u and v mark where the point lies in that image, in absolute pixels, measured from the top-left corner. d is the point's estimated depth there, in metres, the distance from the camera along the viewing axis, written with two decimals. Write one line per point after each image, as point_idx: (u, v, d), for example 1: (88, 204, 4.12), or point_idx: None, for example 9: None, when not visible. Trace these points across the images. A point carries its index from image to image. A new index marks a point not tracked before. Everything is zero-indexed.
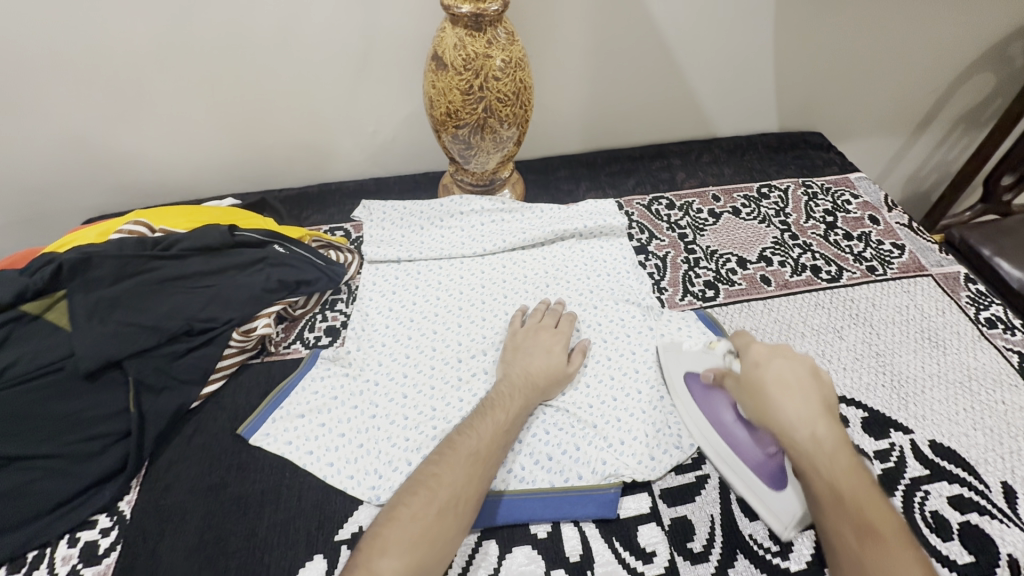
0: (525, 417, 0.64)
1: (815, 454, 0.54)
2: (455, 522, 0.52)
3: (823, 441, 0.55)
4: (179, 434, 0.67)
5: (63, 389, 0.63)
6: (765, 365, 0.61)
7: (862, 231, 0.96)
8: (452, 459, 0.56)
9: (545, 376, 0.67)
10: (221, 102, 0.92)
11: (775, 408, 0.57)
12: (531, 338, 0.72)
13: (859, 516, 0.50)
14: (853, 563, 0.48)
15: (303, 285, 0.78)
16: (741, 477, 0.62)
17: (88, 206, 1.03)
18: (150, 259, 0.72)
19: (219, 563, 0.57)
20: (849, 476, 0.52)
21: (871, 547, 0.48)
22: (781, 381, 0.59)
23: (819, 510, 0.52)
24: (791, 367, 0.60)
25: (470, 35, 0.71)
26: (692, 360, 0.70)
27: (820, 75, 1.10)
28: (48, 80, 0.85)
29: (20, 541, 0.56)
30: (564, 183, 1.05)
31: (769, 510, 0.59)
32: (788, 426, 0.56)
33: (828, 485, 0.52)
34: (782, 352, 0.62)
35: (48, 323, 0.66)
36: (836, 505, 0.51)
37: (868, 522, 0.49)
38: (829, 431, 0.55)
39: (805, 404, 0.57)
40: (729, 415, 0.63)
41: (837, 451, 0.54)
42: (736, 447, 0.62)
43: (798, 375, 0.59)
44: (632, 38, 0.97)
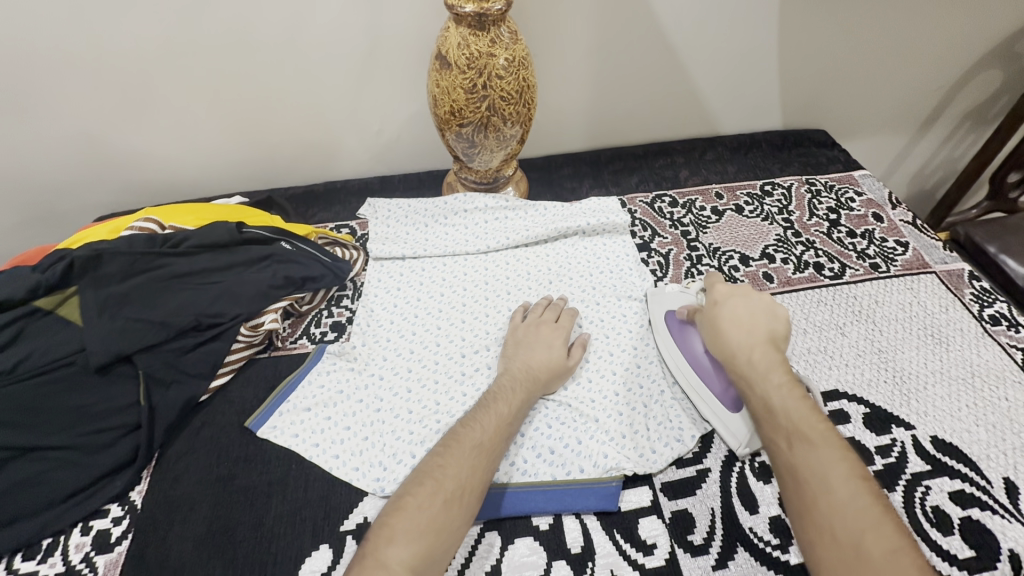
0: (526, 411, 0.65)
1: (753, 374, 0.60)
2: (460, 514, 0.53)
3: (759, 364, 0.61)
4: (188, 427, 0.68)
5: (76, 382, 0.64)
6: (720, 304, 0.69)
7: (866, 228, 0.96)
8: (457, 451, 0.57)
9: (546, 371, 0.68)
10: (229, 101, 0.93)
11: (723, 337, 0.65)
12: (532, 334, 0.72)
13: (787, 422, 0.55)
14: (786, 463, 0.53)
15: (309, 281, 0.79)
16: (706, 401, 0.67)
17: (99, 205, 1.05)
18: (159, 255, 0.73)
19: (227, 552, 0.58)
20: (783, 391, 0.57)
21: (799, 447, 0.52)
22: (732, 314, 0.67)
23: (759, 424, 0.58)
24: (743, 305, 0.68)
25: (474, 35, 0.72)
26: (670, 301, 0.78)
27: (824, 72, 1.10)
28: (61, 81, 0.87)
29: (34, 529, 0.58)
30: (567, 181, 1.06)
31: (729, 429, 0.65)
32: (732, 353, 0.63)
33: (763, 400, 0.58)
34: (741, 293, 0.69)
35: (61, 318, 0.67)
36: (771, 416, 0.56)
37: (795, 427, 0.54)
38: (766, 355, 0.62)
39: (748, 333, 0.64)
40: (699, 345, 0.70)
41: (772, 371, 0.60)
42: (705, 374, 0.68)
43: (747, 309, 0.67)
44: (636, 36, 0.98)
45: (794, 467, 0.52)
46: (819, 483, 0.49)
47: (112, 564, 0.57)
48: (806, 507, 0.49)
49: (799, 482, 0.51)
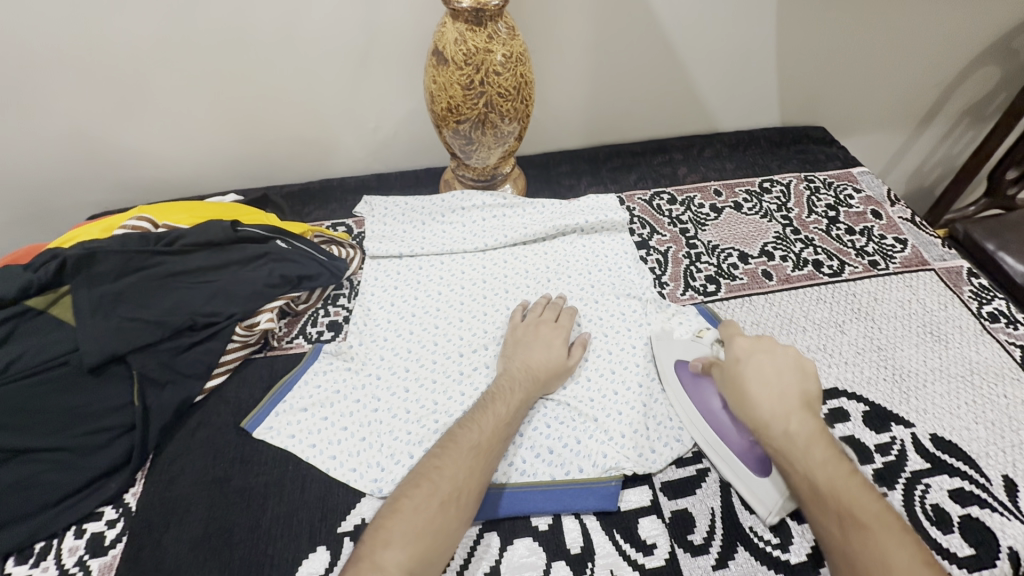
0: (524, 410, 0.64)
1: (792, 450, 0.55)
2: (457, 515, 0.52)
3: (797, 434, 0.56)
4: (183, 427, 0.67)
5: (69, 383, 0.63)
6: (743, 362, 0.63)
7: (864, 225, 0.96)
8: (454, 452, 0.56)
9: (545, 370, 0.68)
10: (223, 98, 0.92)
11: (751, 402, 0.59)
12: (530, 333, 0.72)
13: (838, 506, 0.51)
14: (842, 556, 0.49)
15: (305, 280, 0.78)
16: (727, 461, 0.63)
17: (92, 202, 1.03)
18: (153, 254, 0.72)
19: (223, 555, 0.57)
20: (829, 469, 0.53)
21: (856, 537, 0.49)
22: (758, 373, 0.61)
23: (803, 504, 0.54)
24: (769, 361, 0.62)
25: (471, 30, 0.71)
26: (682, 348, 0.72)
27: (824, 68, 1.09)
28: (52, 77, 0.85)
29: (27, 533, 0.57)
30: (565, 179, 1.05)
31: (756, 494, 0.60)
32: (764, 422, 0.58)
33: (805, 478, 0.54)
34: (762, 347, 0.64)
35: (53, 318, 0.66)
36: (817, 499, 0.52)
37: (847, 513, 0.50)
38: (803, 424, 0.57)
39: (778, 397, 0.59)
40: (716, 402, 0.65)
41: (812, 442, 0.55)
42: (724, 434, 0.63)
43: (773, 367, 0.61)
44: (634, 32, 0.97)
45: (854, 563, 0.48)
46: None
47: (106, 567, 0.56)
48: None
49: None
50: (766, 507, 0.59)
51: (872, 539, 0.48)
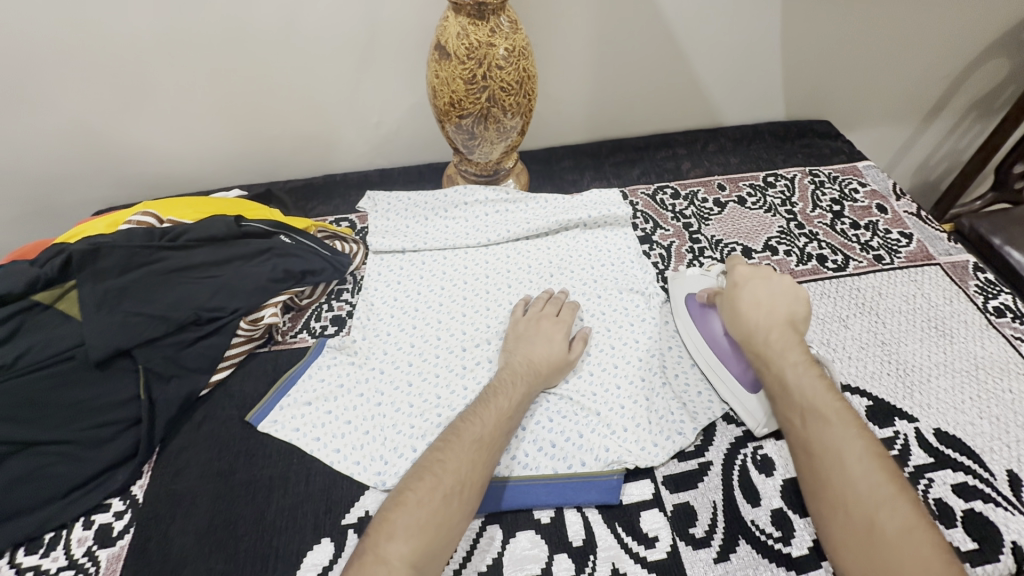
0: (526, 404, 0.65)
1: (771, 355, 0.63)
2: (459, 508, 0.52)
3: (776, 345, 0.64)
4: (188, 421, 0.68)
5: (75, 377, 0.64)
6: (739, 288, 0.70)
7: (869, 220, 0.96)
8: (457, 445, 0.57)
9: (547, 364, 0.68)
10: (226, 94, 0.92)
11: (742, 320, 0.67)
12: (532, 328, 0.72)
13: (801, 399, 0.59)
14: (800, 439, 0.58)
15: (309, 275, 0.79)
16: (725, 383, 0.68)
17: (97, 199, 1.04)
18: (158, 249, 0.73)
19: (229, 546, 0.58)
20: (799, 371, 0.61)
21: (812, 423, 0.57)
22: (753, 297, 0.68)
23: (773, 400, 0.62)
24: (764, 287, 0.69)
25: (473, 24, 0.71)
26: (690, 284, 0.77)
27: (829, 61, 1.08)
28: (56, 73, 0.86)
29: (36, 524, 0.58)
30: (568, 174, 1.05)
31: (747, 409, 0.66)
32: (752, 334, 0.65)
33: (778, 378, 0.62)
34: (761, 275, 0.71)
35: (60, 312, 0.67)
36: (785, 395, 0.60)
37: (808, 403, 0.58)
38: (783, 336, 0.65)
39: (765, 314, 0.66)
40: (719, 327, 0.71)
41: (789, 349, 0.63)
42: (723, 356, 0.69)
43: (764, 293, 0.69)
44: (637, 25, 0.96)
45: (807, 442, 0.57)
46: (832, 456, 0.54)
47: (114, 558, 0.57)
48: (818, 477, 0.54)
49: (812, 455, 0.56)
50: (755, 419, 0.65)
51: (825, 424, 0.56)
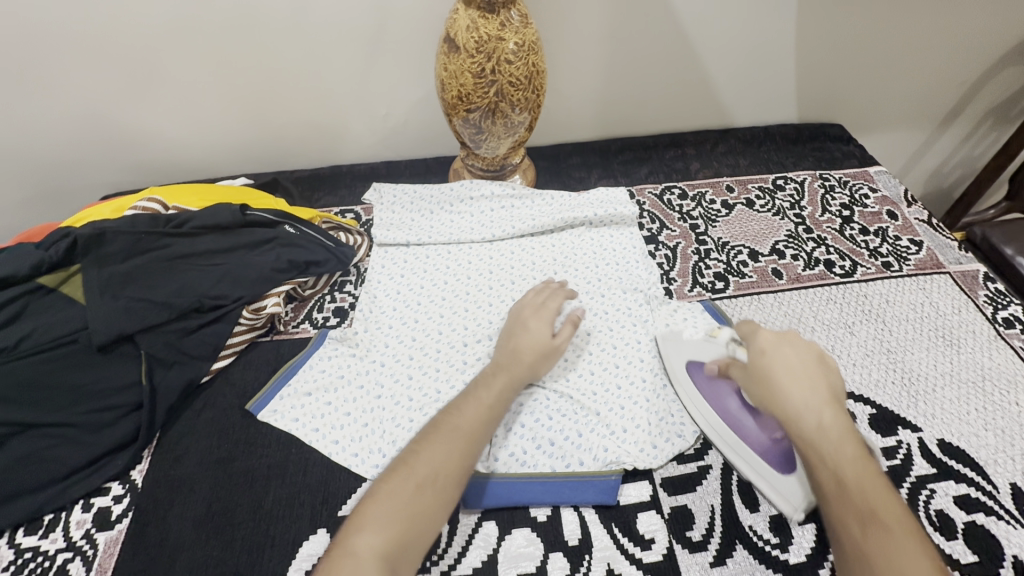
0: (509, 395, 0.63)
1: (824, 444, 0.52)
2: (433, 499, 0.52)
3: (831, 430, 0.53)
4: (189, 408, 0.68)
5: (78, 360, 0.64)
6: (770, 354, 0.59)
7: (879, 226, 0.94)
8: (435, 440, 0.56)
9: (530, 353, 0.66)
10: (234, 82, 0.92)
11: (779, 394, 0.56)
12: (516, 318, 0.71)
13: (865, 503, 0.48)
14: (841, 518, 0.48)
15: (312, 265, 0.79)
16: (750, 463, 0.62)
17: (106, 183, 1.04)
18: (162, 235, 0.73)
19: (226, 533, 0.58)
20: (858, 466, 0.50)
21: (875, 535, 0.46)
22: (788, 366, 0.58)
23: (823, 498, 0.51)
24: (799, 354, 0.59)
25: (483, 17, 0.70)
26: (693, 347, 0.69)
27: (843, 64, 1.07)
28: (66, 58, 0.86)
29: (36, 505, 0.58)
30: (576, 171, 1.04)
31: (781, 496, 0.59)
32: (791, 409, 0.55)
33: (833, 470, 0.50)
34: (789, 342, 0.60)
35: (63, 296, 0.67)
36: (840, 491, 0.49)
37: (872, 509, 0.47)
38: (836, 420, 0.54)
39: (812, 392, 0.55)
40: (734, 403, 0.63)
41: (845, 439, 0.52)
42: (745, 435, 0.62)
43: (805, 363, 0.58)
44: (648, 22, 0.95)
45: (869, 559, 0.45)
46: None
47: (112, 541, 0.58)
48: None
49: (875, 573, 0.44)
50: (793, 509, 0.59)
51: (892, 538, 0.45)
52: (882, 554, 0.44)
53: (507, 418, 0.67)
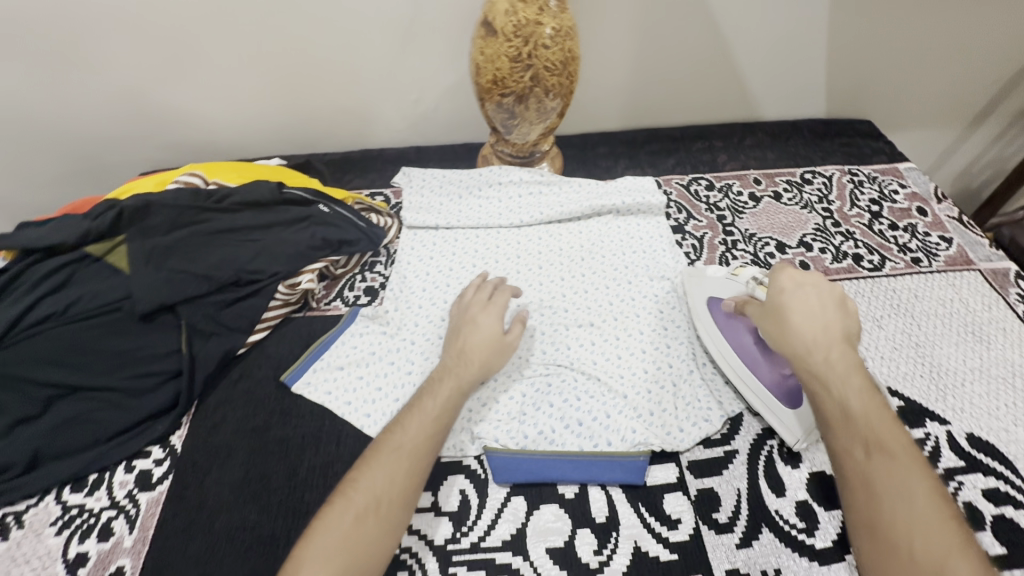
0: (457, 400, 0.61)
1: (832, 378, 0.54)
2: (377, 526, 0.51)
3: (839, 364, 0.55)
4: (226, 378, 0.70)
5: (122, 327, 0.66)
6: (787, 293, 0.61)
7: (909, 222, 0.94)
8: (376, 461, 0.54)
9: (481, 352, 0.65)
10: (271, 65, 0.93)
11: (792, 331, 0.58)
12: (465, 318, 0.69)
13: (867, 431, 0.50)
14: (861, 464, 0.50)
15: (345, 244, 0.80)
16: (756, 395, 0.66)
17: (142, 161, 1.07)
18: (203, 210, 0.75)
19: (263, 498, 0.60)
20: (863, 397, 0.52)
21: (878, 461, 0.49)
22: (805, 307, 0.59)
23: (826, 427, 0.54)
24: (819, 297, 0.60)
25: (522, 2, 0.71)
26: (716, 286, 0.72)
27: (876, 59, 1.06)
28: (110, 37, 0.88)
29: (82, 465, 0.61)
30: (603, 160, 1.04)
31: (784, 423, 0.63)
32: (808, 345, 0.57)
33: (839, 403, 0.53)
34: (808, 284, 0.61)
35: (109, 266, 0.69)
36: (847, 422, 0.52)
37: (876, 437, 0.50)
38: (845, 356, 0.56)
39: (824, 330, 0.57)
40: (749, 336, 0.66)
41: (852, 372, 0.54)
42: (755, 368, 0.65)
43: (819, 303, 0.59)
44: (682, 12, 0.95)
45: (871, 482, 0.48)
46: (898, 499, 0.46)
47: (154, 502, 0.60)
48: (885, 523, 0.46)
49: (877, 493, 0.47)
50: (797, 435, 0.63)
51: (893, 463, 0.48)
52: (882, 478, 0.48)
53: (535, 397, 0.68)
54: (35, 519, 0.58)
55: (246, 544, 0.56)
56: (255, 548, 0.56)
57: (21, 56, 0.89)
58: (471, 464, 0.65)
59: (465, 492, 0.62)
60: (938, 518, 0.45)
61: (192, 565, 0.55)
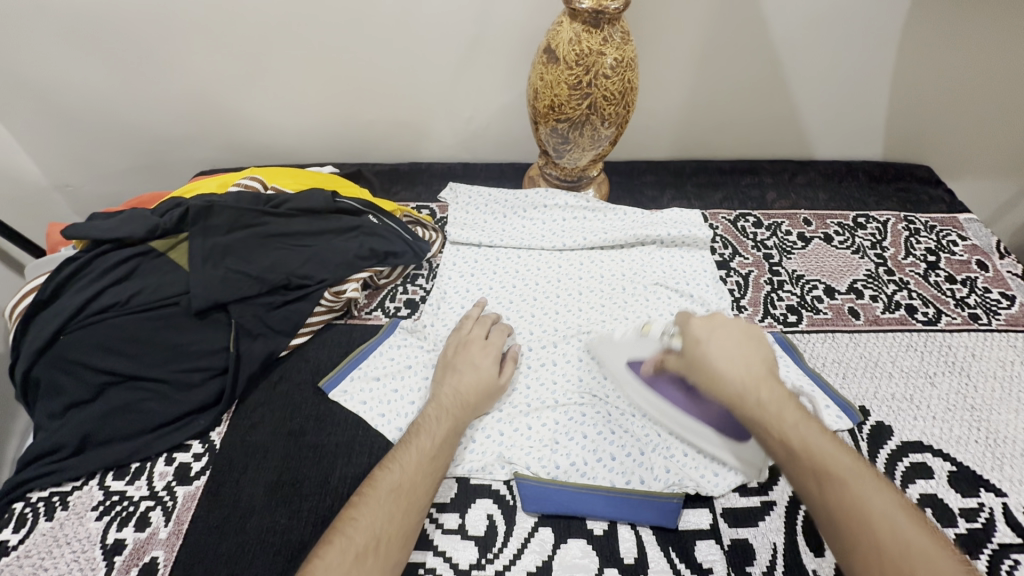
0: (454, 439, 0.62)
1: (769, 417, 0.53)
2: (377, 565, 0.49)
3: (771, 399, 0.54)
4: (266, 378, 0.71)
5: (176, 322, 0.69)
6: (703, 342, 0.60)
7: (967, 275, 0.90)
8: (374, 498, 0.53)
9: (474, 392, 0.65)
10: (333, 78, 0.97)
11: (719, 376, 0.57)
12: (458, 353, 0.70)
13: (817, 462, 0.50)
14: (822, 507, 0.49)
15: (390, 256, 0.81)
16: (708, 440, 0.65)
17: (202, 159, 1.12)
18: (261, 214, 0.77)
19: (294, 503, 0.61)
20: (802, 428, 0.52)
21: (833, 489, 0.48)
22: (720, 351, 0.59)
23: (782, 467, 0.52)
24: (728, 334, 0.61)
25: (587, 31, 0.71)
26: (630, 347, 0.70)
27: (941, 105, 1.03)
28: (186, 43, 0.92)
29: (126, 453, 0.63)
30: (649, 190, 1.04)
31: (742, 459, 0.64)
32: (738, 394, 0.56)
33: (782, 437, 0.52)
34: (719, 323, 0.62)
35: (171, 261, 0.72)
36: (797, 460, 0.51)
37: (823, 466, 0.49)
38: (773, 391, 0.55)
39: (745, 369, 0.57)
40: (679, 392, 0.66)
41: (782, 404, 0.54)
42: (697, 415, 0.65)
43: (732, 344, 0.59)
44: (742, 49, 0.94)
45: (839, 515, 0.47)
46: (868, 521, 0.46)
47: (190, 496, 0.61)
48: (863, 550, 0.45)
49: (845, 521, 0.47)
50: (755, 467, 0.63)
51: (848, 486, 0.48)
52: (846, 505, 0.47)
53: (568, 426, 0.68)
54: (79, 501, 0.60)
55: (274, 549, 0.57)
56: (283, 554, 0.57)
57: (102, 54, 0.94)
58: (500, 489, 0.64)
59: (493, 518, 0.62)
60: (909, 533, 0.45)
61: (221, 564, 0.56)
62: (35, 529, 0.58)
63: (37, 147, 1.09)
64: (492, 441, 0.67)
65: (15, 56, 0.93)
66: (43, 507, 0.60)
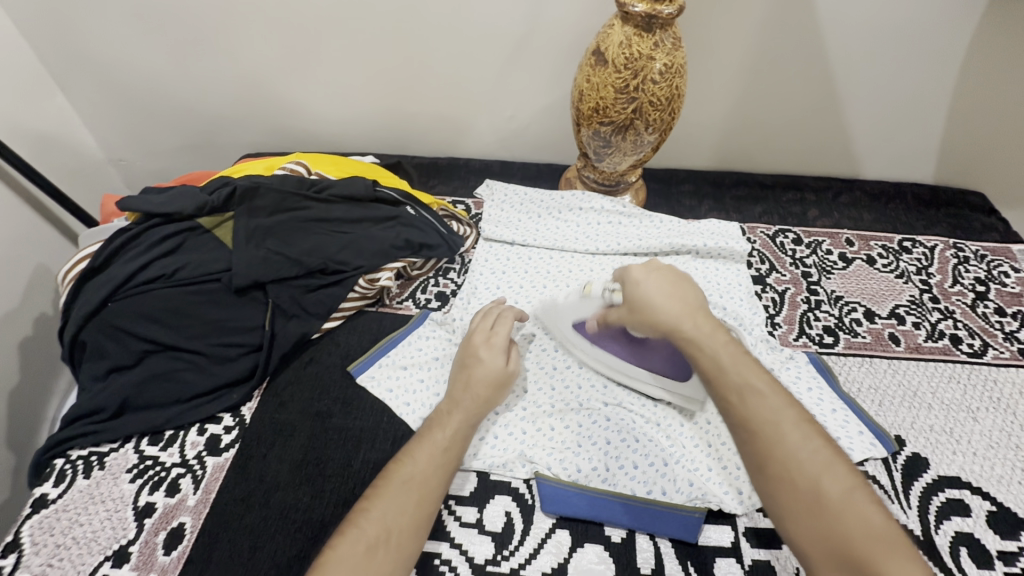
0: (467, 432, 0.61)
1: (702, 341, 0.58)
2: (389, 557, 0.50)
3: (704, 329, 0.59)
4: (298, 359, 0.73)
5: (217, 297, 0.71)
6: (641, 283, 0.65)
7: (1018, 309, 0.86)
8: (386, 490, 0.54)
9: (486, 387, 0.64)
10: (380, 70, 0.98)
11: (657, 312, 0.62)
12: (467, 347, 0.68)
13: (739, 380, 0.53)
14: (736, 417, 0.52)
15: (425, 248, 0.82)
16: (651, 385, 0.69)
17: (248, 142, 1.15)
18: (304, 198, 0.79)
19: (317, 482, 0.62)
20: (728, 349, 0.56)
21: (751, 401, 0.52)
22: (649, 294, 0.63)
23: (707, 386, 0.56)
24: (665, 278, 0.65)
25: (638, 35, 0.71)
26: (573, 309, 0.73)
27: (1002, 129, 0.98)
28: (242, 31, 0.95)
29: (162, 420, 0.65)
30: (686, 199, 1.02)
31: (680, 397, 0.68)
32: (675, 324, 0.60)
33: (712, 358, 0.56)
34: (656, 266, 0.66)
35: (216, 238, 0.75)
36: (720, 375, 0.55)
37: (743, 381, 0.53)
38: (704, 320, 0.60)
39: (682, 303, 0.61)
40: (621, 344, 0.70)
41: (716, 331, 0.59)
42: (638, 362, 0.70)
43: (668, 287, 0.63)
44: (792, 61, 0.92)
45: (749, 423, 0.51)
46: (772, 429, 0.50)
47: (219, 467, 0.63)
48: (767, 458, 0.49)
49: (755, 432, 0.50)
50: (695, 402, 0.68)
51: (763, 403, 0.51)
52: (757, 418, 0.51)
53: (591, 429, 0.67)
54: (114, 463, 0.63)
55: (296, 525, 0.58)
56: (304, 531, 0.58)
57: (162, 35, 0.97)
58: (519, 487, 0.64)
59: (511, 515, 0.62)
60: (807, 443, 0.48)
61: (245, 535, 0.57)
62: (73, 486, 0.61)
63: (96, 121, 1.14)
64: (514, 438, 0.67)
65: (83, 32, 0.98)
66: (81, 465, 0.63)
